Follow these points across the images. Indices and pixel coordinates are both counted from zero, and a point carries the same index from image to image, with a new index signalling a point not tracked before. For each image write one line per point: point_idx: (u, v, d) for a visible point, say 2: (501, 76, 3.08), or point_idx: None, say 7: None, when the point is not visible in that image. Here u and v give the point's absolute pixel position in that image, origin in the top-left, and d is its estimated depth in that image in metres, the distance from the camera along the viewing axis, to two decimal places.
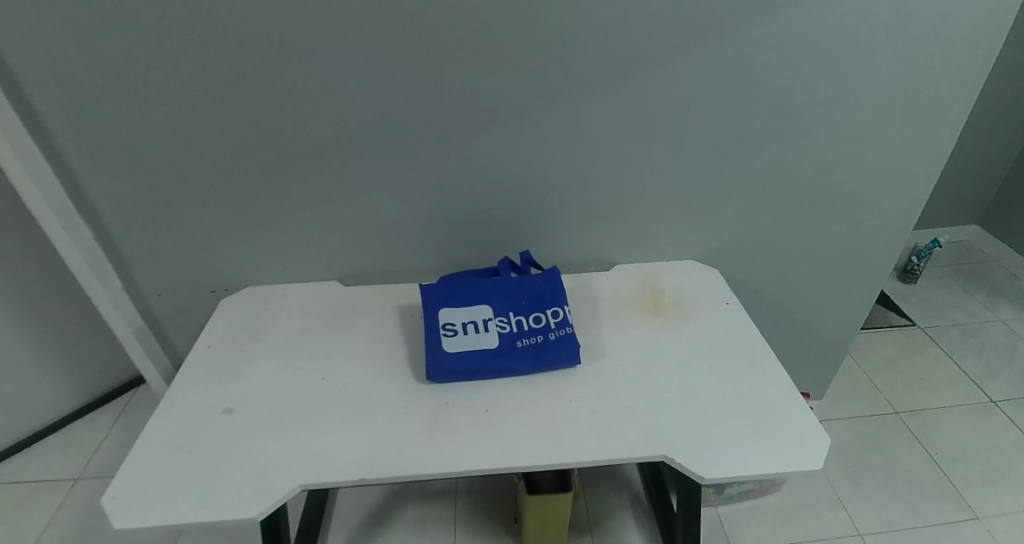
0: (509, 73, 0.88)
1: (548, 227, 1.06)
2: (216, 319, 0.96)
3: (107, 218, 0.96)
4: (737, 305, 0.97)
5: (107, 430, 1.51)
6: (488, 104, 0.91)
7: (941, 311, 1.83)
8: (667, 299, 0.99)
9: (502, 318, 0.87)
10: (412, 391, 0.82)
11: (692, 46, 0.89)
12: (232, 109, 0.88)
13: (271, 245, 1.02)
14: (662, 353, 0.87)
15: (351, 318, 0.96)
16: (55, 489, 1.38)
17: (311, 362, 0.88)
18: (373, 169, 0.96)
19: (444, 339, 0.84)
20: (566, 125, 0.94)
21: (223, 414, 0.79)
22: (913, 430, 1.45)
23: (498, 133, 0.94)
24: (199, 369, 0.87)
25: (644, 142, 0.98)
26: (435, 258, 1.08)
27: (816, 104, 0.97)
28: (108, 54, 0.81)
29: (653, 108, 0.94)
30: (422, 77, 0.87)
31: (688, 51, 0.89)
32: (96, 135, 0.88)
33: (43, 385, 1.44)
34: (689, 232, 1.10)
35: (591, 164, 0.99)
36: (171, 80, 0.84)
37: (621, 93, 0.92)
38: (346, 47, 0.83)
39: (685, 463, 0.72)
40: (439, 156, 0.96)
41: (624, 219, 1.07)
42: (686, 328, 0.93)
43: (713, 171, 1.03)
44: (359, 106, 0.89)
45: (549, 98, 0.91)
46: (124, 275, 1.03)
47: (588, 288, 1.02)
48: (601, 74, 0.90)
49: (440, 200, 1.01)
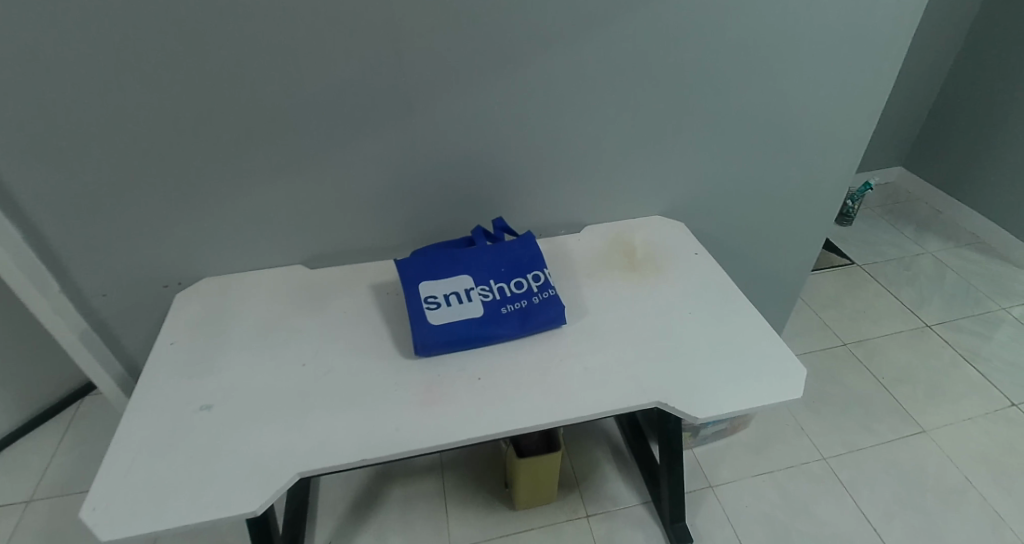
0: (469, 34, 0.85)
1: (518, 193, 1.05)
2: (176, 313, 0.90)
3: (37, 216, 0.87)
4: (706, 254, 1.00)
5: (55, 446, 1.41)
6: (452, 69, 0.88)
7: (875, 248, 1.96)
8: (639, 255, 1.01)
9: (484, 287, 0.86)
10: (400, 368, 0.80)
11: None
12: (175, 87, 0.81)
13: (226, 232, 0.96)
14: (643, 306, 0.89)
15: (325, 301, 0.93)
16: (6, 513, 1.28)
17: (289, 349, 0.84)
18: (333, 143, 0.91)
19: (427, 312, 0.82)
20: (531, 86, 0.92)
21: (201, 411, 0.75)
22: (862, 359, 1.56)
23: (461, 98, 0.91)
24: (167, 368, 0.81)
25: (611, 99, 0.97)
26: (403, 233, 1.05)
27: (771, 52, 0.99)
28: (23, 28, 0.72)
29: (618, 64, 0.93)
30: (383, 43, 0.83)
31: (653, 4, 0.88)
32: (15, 122, 0.79)
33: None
34: (656, 189, 1.11)
35: (558, 126, 0.98)
36: (98, 56, 0.76)
37: (586, 50, 0.91)
38: (293, 11, 0.78)
39: (679, 405, 0.74)
40: (403, 127, 0.92)
41: (592, 180, 1.07)
42: (662, 279, 0.94)
43: (678, 126, 1.04)
44: (316, 77, 0.84)
45: (514, 60, 0.89)
46: (61, 277, 0.94)
47: (562, 250, 1.02)
48: (566, 32, 0.88)
49: (407, 172, 0.98)
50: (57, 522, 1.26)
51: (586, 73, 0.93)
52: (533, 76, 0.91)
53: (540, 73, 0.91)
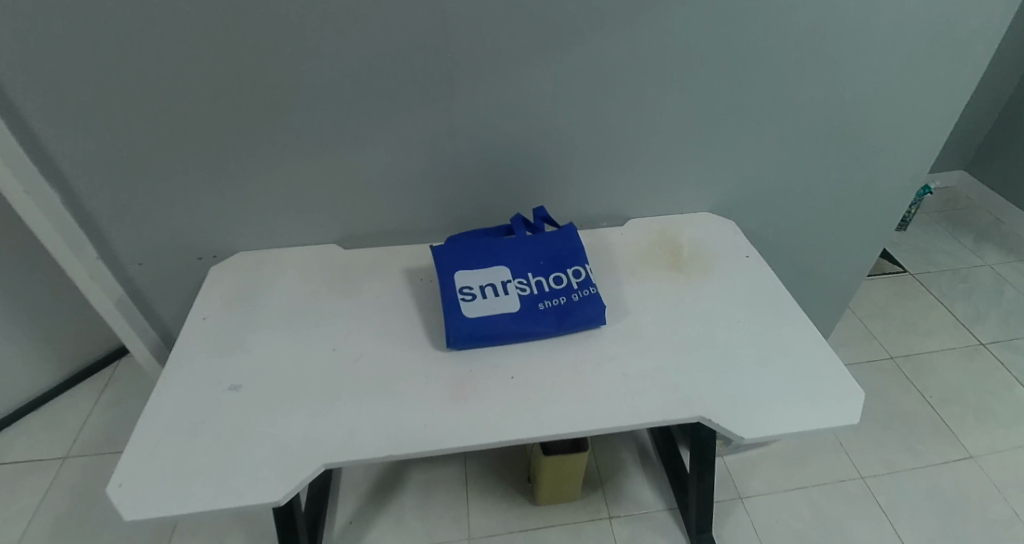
0: (519, 11, 0.80)
1: (559, 181, 1.00)
2: (209, 288, 0.89)
3: (76, 180, 0.87)
4: (758, 258, 0.94)
5: (91, 405, 1.44)
6: (501, 47, 0.83)
7: (930, 257, 1.85)
8: (686, 253, 0.95)
9: (521, 280, 0.82)
10: (431, 360, 0.77)
11: None
12: (216, 54, 0.78)
13: (261, 206, 0.95)
14: (687, 310, 0.84)
15: (356, 283, 0.91)
16: (43, 468, 1.32)
17: (319, 331, 0.82)
18: (372, 121, 0.88)
19: (461, 303, 0.79)
20: (581, 69, 0.87)
21: (229, 391, 0.74)
22: (908, 375, 1.48)
23: (507, 78, 0.87)
24: (198, 343, 0.81)
25: (667, 87, 0.91)
26: (439, 216, 1.02)
27: (844, 44, 0.91)
28: None
29: (679, 49, 0.87)
30: (432, 16, 0.79)
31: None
32: (56, 86, 0.78)
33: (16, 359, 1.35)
34: (706, 184, 1.05)
35: (609, 112, 0.93)
36: (139, 21, 0.74)
37: (643, 33, 0.85)
38: None
39: (723, 423, 0.69)
40: (447, 106, 0.88)
41: (638, 172, 1.01)
42: (709, 282, 0.89)
43: (736, 119, 0.97)
44: (360, 50, 0.80)
45: (568, 39, 0.84)
46: (98, 244, 0.94)
47: (603, 244, 0.97)
48: (626, 11, 0.82)
49: (447, 154, 0.94)
50: (89, 481, 1.30)
51: (642, 57, 0.87)
52: (586, 58, 0.86)
53: (593, 55, 0.86)
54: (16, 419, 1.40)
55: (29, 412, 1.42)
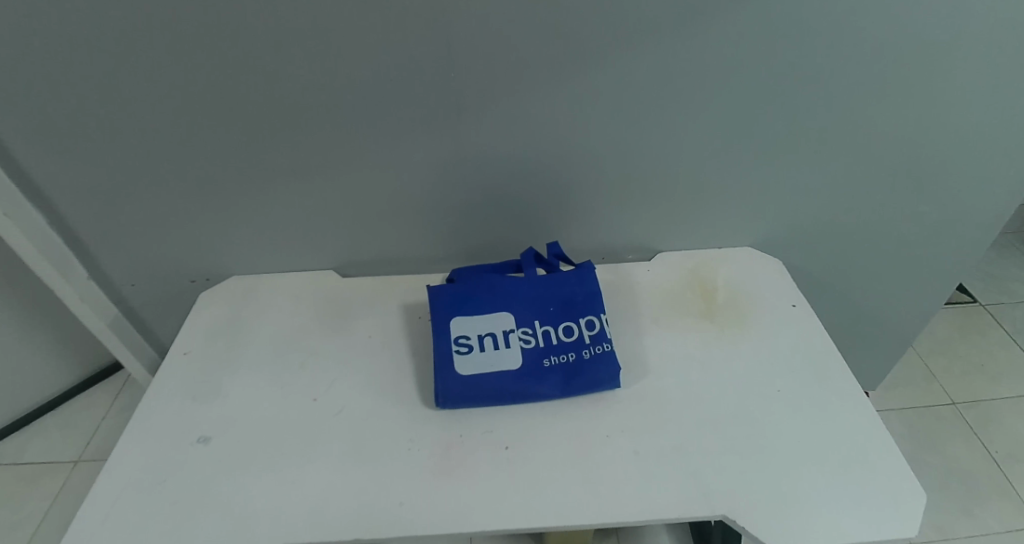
0: (532, 26, 0.68)
1: (581, 214, 0.88)
2: (195, 317, 0.83)
3: (58, 200, 0.81)
4: (806, 308, 0.82)
5: (106, 408, 1.42)
6: (515, 66, 0.71)
7: (1006, 286, 1.65)
8: (721, 298, 0.83)
9: (526, 330, 0.73)
10: (418, 420, 0.69)
11: None
12: (195, 70, 0.70)
13: (254, 230, 0.88)
14: (717, 374, 0.73)
15: (349, 320, 0.83)
16: (55, 471, 1.30)
17: (302, 376, 0.75)
18: (367, 144, 0.79)
19: (455, 357, 0.70)
20: (605, 93, 0.74)
21: (198, 444, 0.68)
22: (972, 425, 1.31)
23: (519, 102, 0.75)
24: (175, 384, 0.75)
25: (712, 114, 0.77)
26: (445, 245, 0.91)
27: (935, 67, 0.74)
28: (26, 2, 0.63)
29: (729, 71, 0.73)
30: (433, 30, 0.68)
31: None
32: (31, 103, 0.72)
33: (32, 360, 1.33)
34: (755, 222, 0.90)
35: (641, 141, 0.79)
36: (108, 35, 0.67)
37: (680, 52, 0.71)
38: None
39: (750, 526, 0.58)
40: (452, 130, 0.78)
41: (671, 206, 0.87)
42: (745, 338, 0.78)
43: (796, 152, 0.82)
44: (353, 67, 0.71)
45: (595, 57, 0.71)
46: (88, 264, 0.89)
47: (625, 284, 0.86)
48: (664, 26, 0.69)
49: (454, 182, 0.84)
50: None
51: (684, 80, 0.73)
52: (616, 80, 0.73)
53: (625, 77, 0.73)
54: (32, 419, 1.39)
55: (46, 411, 1.41)
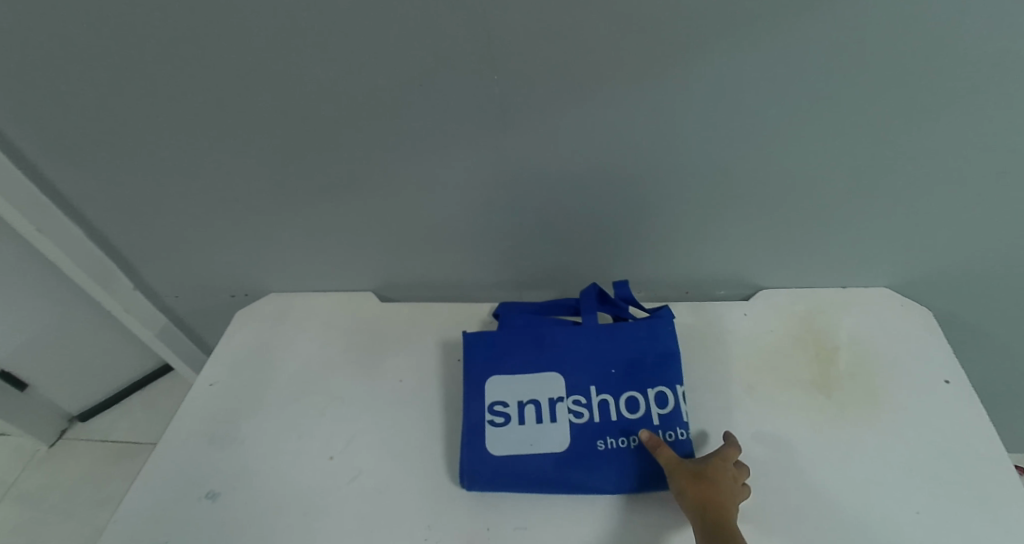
0: (586, 18, 0.51)
1: (659, 243, 0.71)
2: (226, 341, 0.77)
3: (91, 214, 0.78)
4: (962, 388, 0.62)
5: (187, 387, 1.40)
6: (572, 66, 0.55)
7: None
8: (842, 365, 0.65)
9: (578, 399, 0.60)
10: (439, 500, 0.59)
11: None
12: (197, 80, 0.61)
13: (283, 249, 0.79)
14: (831, 480, 0.56)
15: (379, 358, 0.73)
16: (135, 454, 1.29)
17: (324, 426, 0.67)
18: (394, 162, 0.66)
19: (487, 429, 0.60)
20: (684, 100, 0.57)
21: (206, 499, 0.62)
22: None
23: (573, 113, 0.59)
24: (195, 422, 0.68)
25: (845, 123, 0.56)
26: (491, 272, 0.78)
27: None
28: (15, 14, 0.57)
29: (872, 66, 0.52)
30: (464, 24, 0.53)
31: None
32: (44, 120, 0.67)
33: (125, 347, 1.30)
34: (896, 258, 0.68)
35: (739, 157, 0.61)
36: (101, 46, 0.59)
37: (792, 47, 0.52)
38: None
39: None
40: (495, 146, 0.63)
41: (773, 237, 0.68)
42: (873, 429, 0.60)
43: (969, 175, 0.59)
44: (371, 72, 0.58)
45: (673, 54, 0.53)
46: (131, 275, 0.87)
47: (713, 333, 0.69)
48: (767, 12, 0.50)
49: (501, 205, 0.69)
50: None
51: (806, 78, 0.54)
52: (709, 81, 0.55)
53: (721, 77, 0.54)
54: (124, 396, 1.38)
55: (136, 390, 1.39)
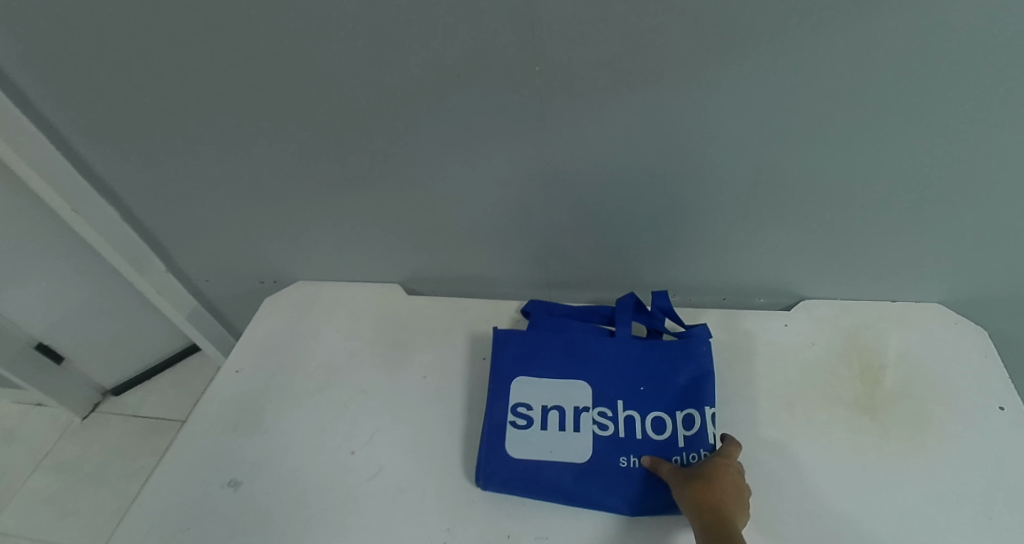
0: (630, 11, 0.49)
1: (697, 247, 0.68)
2: (253, 328, 0.77)
3: (126, 197, 0.79)
4: (1019, 416, 0.58)
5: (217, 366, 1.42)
6: (615, 62, 0.52)
7: None
8: (887, 386, 0.62)
9: (603, 411, 0.59)
10: (458, 502, 0.58)
11: None
12: (232, 67, 0.60)
13: (311, 238, 0.79)
14: (871, 508, 0.53)
15: (403, 353, 0.72)
16: (164, 430, 1.32)
17: (346, 419, 0.66)
18: (425, 154, 0.64)
19: (508, 430, 0.59)
20: (730, 100, 0.53)
21: (228, 487, 0.62)
22: None
23: (611, 110, 0.56)
24: (220, 409, 0.69)
25: (907, 129, 0.53)
26: (519, 270, 0.77)
27: None
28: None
29: (942, 70, 0.48)
30: (503, 16, 0.51)
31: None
32: (81, 102, 0.67)
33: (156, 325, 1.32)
34: (953, 274, 0.64)
35: (787, 163, 0.57)
36: (136, 30, 0.59)
37: (851, 46, 0.48)
38: None
39: None
40: (530, 142, 0.61)
41: (817, 245, 0.65)
42: (918, 455, 0.56)
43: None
44: (406, 63, 0.56)
45: (721, 51, 0.50)
46: (163, 256, 0.88)
47: (750, 345, 0.66)
48: (826, 9, 0.46)
49: (534, 203, 0.67)
50: None
51: (867, 82, 0.50)
52: (761, 81, 0.52)
53: (773, 78, 0.51)
54: (155, 373, 1.41)
55: (168, 367, 1.42)
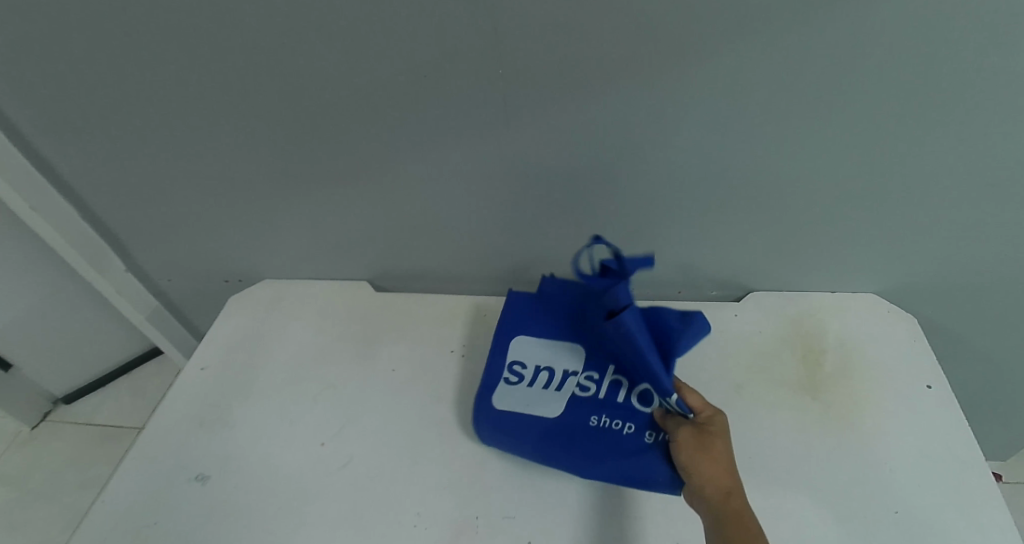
0: (586, 20, 0.52)
1: (654, 244, 0.72)
2: (220, 325, 0.77)
3: (86, 193, 0.78)
4: (943, 394, 0.64)
5: (175, 372, 1.39)
6: (581, 64, 0.55)
7: None
8: (828, 368, 0.67)
9: (590, 376, 0.62)
10: (427, 489, 0.59)
11: None
12: (203, 63, 0.60)
13: (278, 237, 0.80)
14: (811, 478, 0.58)
15: (371, 348, 0.73)
16: (119, 437, 1.28)
17: (314, 413, 0.67)
18: (393, 153, 0.66)
19: (501, 384, 0.64)
20: (681, 103, 0.57)
21: (195, 482, 0.62)
22: None
23: (570, 112, 0.59)
24: (187, 405, 0.68)
25: (841, 133, 0.58)
26: (485, 267, 0.79)
27: None
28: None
29: (875, 77, 0.53)
30: (474, 19, 0.53)
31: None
32: (41, 98, 0.67)
33: (113, 329, 1.29)
34: (888, 266, 0.70)
35: (740, 162, 0.62)
36: (102, 27, 0.59)
37: (786, 57, 0.53)
38: None
39: None
40: (497, 141, 0.63)
41: (764, 241, 0.69)
42: (854, 431, 0.61)
43: (963, 189, 0.60)
44: (379, 63, 0.58)
45: (670, 59, 0.54)
46: (124, 256, 0.87)
47: (703, 332, 0.71)
48: (764, 22, 0.51)
49: (502, 200, 0.69)
50: None
51: (801, 89, 0.55)
52: (711, 84, 0.55)
53: (723, 82, 0.55)
54: (110, 380, 1.37)
55: (123, 373, 1.38)
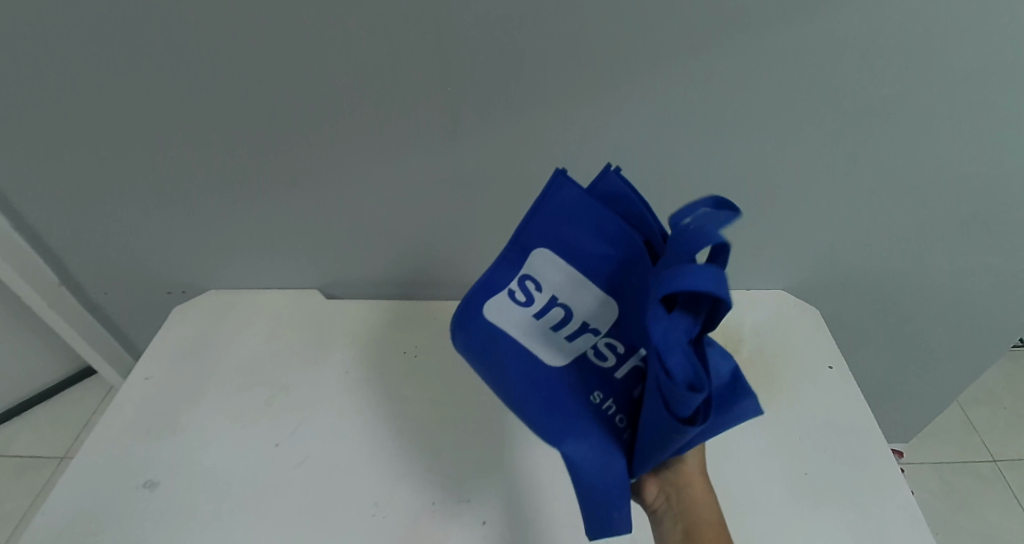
0: (528, 45, 0.58)
1: None
2: (164, 335, 0.77)
3: (20, 201, 0.75)
4: (843, 372, 0.73)
5: (102, 397, 1.31)
6: (521, 79, 0.61)
7: None
8: (746, 354, 0.75)
9: (612, 342, 0.47)
10: (385, 481, 0.62)
11: (820, 16, 0.55)
12: (156, 71, 0.62)
13: (226, 247, 0.80)
14: (735, 450, 0.65)
15: (325, 352, 0.75)
16: (39, 468, 1.20)
17: (267, 416, 0.68)
18: (347, 164, 0.70)
19: (506, 303, 0.48)
20: (613, 119, 0.64)
21: (143, 489, 0.61)
22: (1014, 487, 1.23)
23: (514, 126, 0.65)
24: (133, 414, 0.68)
25: (749, 148, 0.66)
26: (435, 273, 0.82)
27: (1011, 111, 0.61)
28: None
29: (777, 96, 0.61)
30: (426, 36, 0.58)
31: (860, 8, 0.54)
32: None
33: (34, 352, 1.21)
34: (796, 265, 0.79)
35: (666, 170, 0.68)
36: (50, 36, 0.59)
37: (700, 81, 0.60)
38: None
39: None
40: (446, 152, 0.68)
41: None
42: (769, 408, 0.69)
43: (851, 194, 0.70)
44: (334, 74, 0.61)
45: (602, 80, 0.61)
46: (59, 268, 0.85)
47: None
48: (681, 50, 0.58)
49: (451, 205, 0.73)
50: None
51: (714, 109, 0.62)
52: (638, 102, 0.62)
53: (645, 102, 0.62)
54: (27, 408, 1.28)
55: (43, 400, 1.30)
